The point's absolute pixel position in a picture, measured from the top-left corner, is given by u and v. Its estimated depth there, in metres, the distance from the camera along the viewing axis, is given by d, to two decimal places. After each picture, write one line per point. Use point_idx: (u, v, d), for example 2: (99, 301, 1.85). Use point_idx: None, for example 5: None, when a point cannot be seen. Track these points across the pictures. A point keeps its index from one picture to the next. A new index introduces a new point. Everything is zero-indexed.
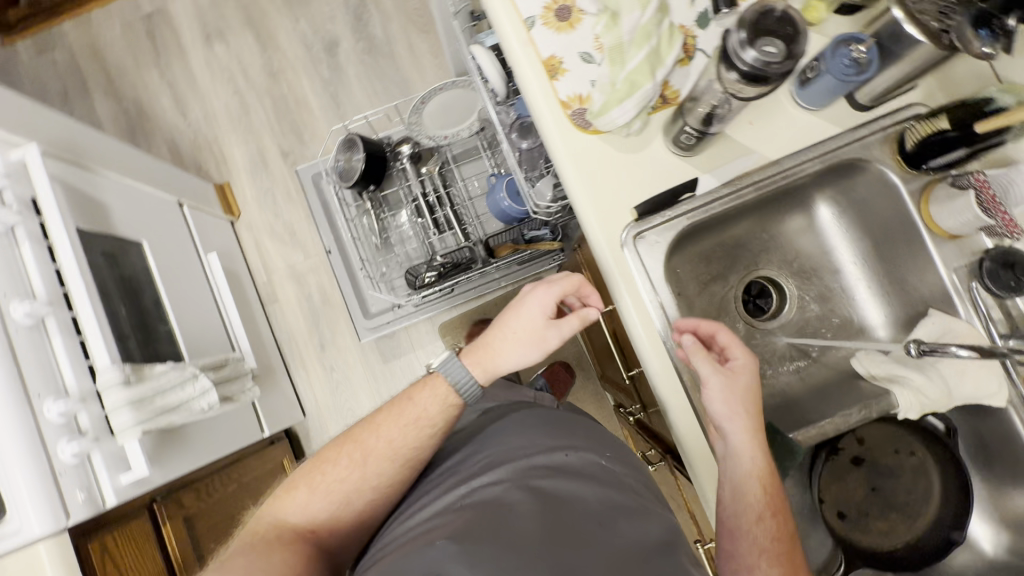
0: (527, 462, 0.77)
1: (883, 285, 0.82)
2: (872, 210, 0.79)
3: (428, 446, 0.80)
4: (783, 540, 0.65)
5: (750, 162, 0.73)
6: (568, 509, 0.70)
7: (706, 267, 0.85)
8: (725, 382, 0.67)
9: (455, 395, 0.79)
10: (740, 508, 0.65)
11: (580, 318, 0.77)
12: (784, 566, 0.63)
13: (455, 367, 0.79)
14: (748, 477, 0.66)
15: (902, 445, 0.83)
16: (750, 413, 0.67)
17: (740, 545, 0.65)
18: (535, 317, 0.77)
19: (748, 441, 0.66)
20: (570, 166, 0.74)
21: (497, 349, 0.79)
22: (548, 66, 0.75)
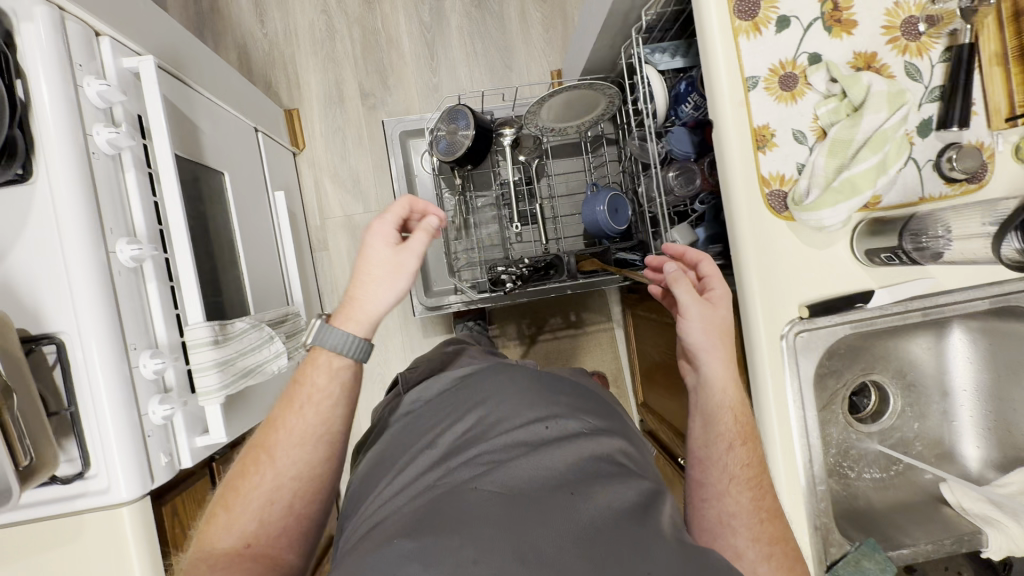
0: (501, 441, 0.68)
1: (988, 420, 0.85)
2: (1007, 351, 0.81)
3: (341, 419, 0.71)
4: (753, 466, 0.70)
5: (925, 286, 0.72)
6: (533, 483, 0.62)
7: (829, 362, 0.84)
8: (704, 312, 0.74)
9: (341, 359, 0.71)
10: (712, 438, 0.72)
11: (427, 232, 0.72)
12: (754, 490, 0.69)
13: (323, 334, 0.70)
14: (720, 407, 0.73)
15: (952, 563, 0.88)
16: (722, 341, 0.74)
17: (711, 475, 0.71)
18: (383, 253, 0.70)
19: (720, 369, 0.74)
20: (751, 244, 0.71)
21: (362, 299, 0.71)
22: (758, 135, 0.70)
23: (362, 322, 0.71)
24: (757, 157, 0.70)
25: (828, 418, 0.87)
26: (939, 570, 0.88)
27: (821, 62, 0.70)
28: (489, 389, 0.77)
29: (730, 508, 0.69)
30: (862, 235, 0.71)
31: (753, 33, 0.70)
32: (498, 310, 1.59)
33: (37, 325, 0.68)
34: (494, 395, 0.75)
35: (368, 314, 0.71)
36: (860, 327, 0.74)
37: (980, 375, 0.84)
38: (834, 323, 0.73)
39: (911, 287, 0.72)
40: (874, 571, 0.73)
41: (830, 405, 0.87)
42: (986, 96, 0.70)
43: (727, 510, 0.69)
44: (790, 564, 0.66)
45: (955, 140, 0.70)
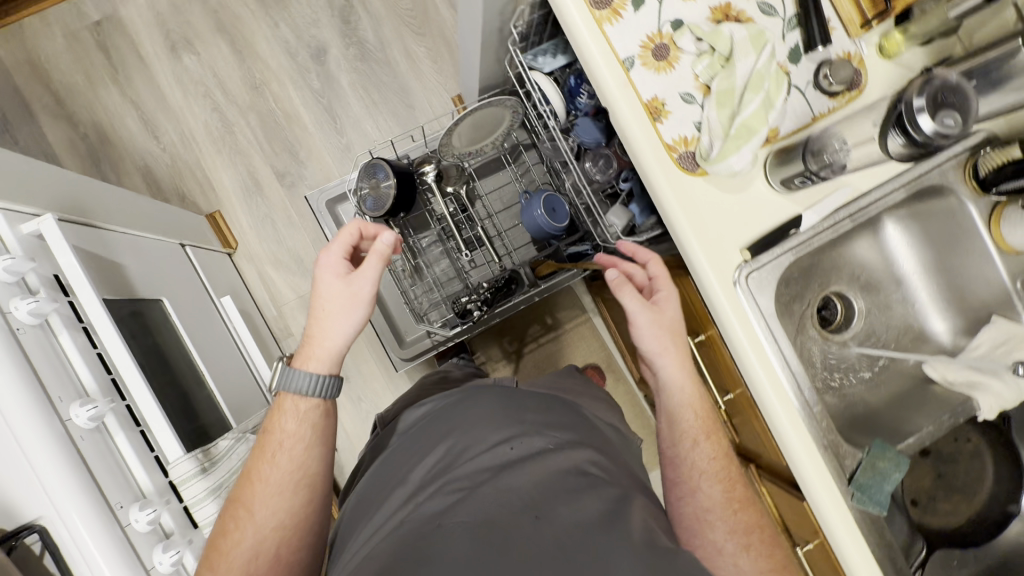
0: (467, 467, 0.73)
1: (943, 294, 0.89)
2: (936, 229, 0.85)
3: (315, 460, 0.78)
4: (716, 457, 0.79)
5: (843, 195, 0.76)
6: (501, 506, 0.67)
7: (787, 289, 0.87)
8: (652, 316, 0.81)
9: (307, 400, 0.79)
10: (678, 437, 0.80)
11: (377, 256, 0.80)
12: (723, 482, 0.77)
13: (290, 375, 0.78)
14: (682, 405, 0.81)
15: (960, 433, 0.93)
16: (675, 342, 0.81)
17: (682, 470, 0.79)
18: (337, 284, 0.79)
19: (677, 366, 0.81)
20: (678, 210, 0.74)
21: (324, 331, 0.79)
22: (651, 108, 0.74)
23: (326, 355, 0.79)
24: (656, 128, 0.73)
25: (803, 339, 0.90)
26: (950, 443, 0.93)
27: (684, 26, 0.74)
28: (454, 418, 0.81)
29: (703, 501, 0.76)
30: (773, 167, 0.74)
31: (615, 18, 0.73)
32: (477, 338, 1.59)
33: (12, 519, 0.65)
34: (459, 426, 0.80)
35: (330, 346, 0.79)
36: (803, 251, 0.76)
37: (923, 256, 0.88)
38: (778, 255, 0.75)
39: (832, 199, 0.76)
40: (889, 468, 0.75)
41: (801, 328, 0.90)
42: (838, 11, 0.75)
43: (704, 504, 0.76)
44: (763, 550, 0.73)
45: (825, 57, 0.75)
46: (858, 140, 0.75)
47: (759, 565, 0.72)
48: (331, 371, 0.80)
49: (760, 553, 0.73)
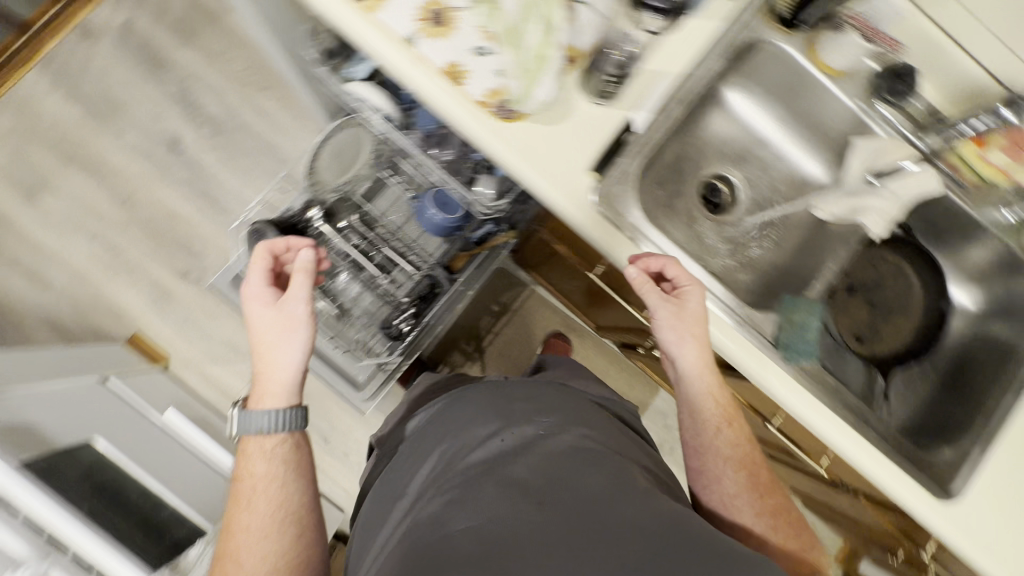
0: (462, 464, 0.73)
1: (807, 138, 0.90)
2: (774, 81, 0.86)
3: (295, 493, 0.78)
4: (741, 442, 0.77)
5: (665, 83, 0.77)
6: (502, 495, 0.65)
7: (663, 190, 0.88)
8: (673, 312, 0.75)
9: (273, 437, 0.78)
10: (702, 424, 0.78)
11: (302, 274, 0.82)
12: (747, 468, 0.77)
13: (249, 418, 0.77)
14: (703, 395, 0.78)
15: (877, 258, 0.94)
16: (701, 337, 0.75)
17: (707, 456, 0.77)
18: (269, 313, 0.80)
19: (701, 360, 0.76)
20: (516, 159, 0.73)
21: (271, 363, 0.79)
22: (450, 74, 0.73)
23: (281, 387, 0.78)
24: (462, 91, 0.73)
25: (698, 230, 0.90)
26: (869, 270, 0.93)
27: None
28: (443, 426, 0.82)
29: (730, 489, 0.75)
30: (583, 84, 0.75)
31: (380, 3, 0.73)
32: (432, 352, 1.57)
33: None
34: (448, 432, 0.80)
35: (282, 377, 0.79)
36: (649, 152, 0.76)
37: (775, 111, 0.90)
38: (623, 166, 0.75)
39: (654, 93, 0.77)
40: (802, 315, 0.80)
41: (691, 221, 0.91)
42: None
43: (735, 490, 0.75)
44: (789, 533, 0.75)
45: None
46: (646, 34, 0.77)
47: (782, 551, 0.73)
48: (292, 403, 0.79)
49: (787, 536, 0.74)
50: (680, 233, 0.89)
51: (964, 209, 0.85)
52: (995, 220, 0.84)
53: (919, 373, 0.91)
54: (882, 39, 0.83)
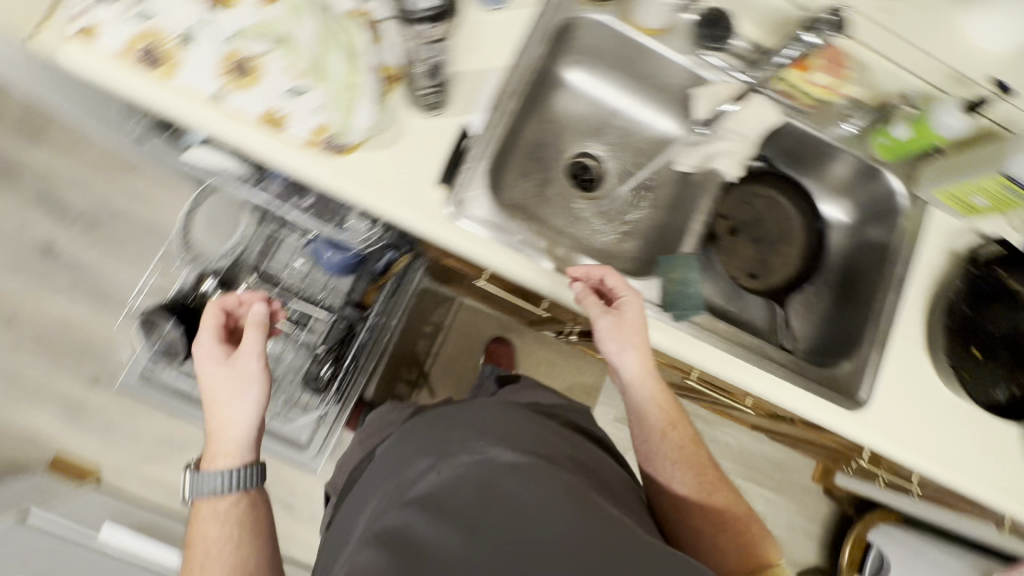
0: (394, 496, 0.64)
1: (654, 99, 0.92)
2: (605, 52, 0.87)
3: (256, 555, 0.70)
4: (692, 448, 0.78)
5: (493, 80, 0.77)
6: (428, 525, 0.56)
7: (529, 179, 0.89)
8: (615, 321, 0.76)
9: (225, 498, 0.71)
10: (647, 429, 0.78)
11: (255, 326, 0.77)
12: (694, 469, 0.77)
13: (200, 478, 0.70)
14: (648, 400, 0.79)
15: (749, 195, 0.96)
16: (644, 345, 0.77)
17: (656, 460, 0.78)
18: (220, 370, 0.74)
19: (643, 367, 0.77)
20: (360, 190, 0.71)
21: (224, 419, 0.72)
22: (270, 121, 0.69)
23: (235, 445, 0.72)
24: (287, 135, 0.70)
25: (575, 211, 0.91)
26: (744, 208, 0.96)
27: (236, 34, 0.65)
28: (384, 469, 0.74)
29: (680, 491, 0.75)
30: (409, 100, 0.74)
31: (171, 65, 0.66)
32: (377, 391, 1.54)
33: None
34: (386, 473, 0.72)
35: (236, 435, 0.72)
36: (491, 152, 0.75)
37: (617, 80, 0.91)
38: (468, 173, 0.74)
39: (484, 92, 0.77)
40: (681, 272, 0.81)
41: (565, 205, 0.91)
42: None
43: (692, 491, 0.75)
44: (737, 534, 0.73)
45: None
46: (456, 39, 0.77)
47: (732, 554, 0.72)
48: (247, 461, 0.73)
49: (735, 538, 0.73)
50: (558, 217, 0.90)
51: (811, 133, 0.88)
52: (839, 135, 0.87)
53: (814, 294, 0.95)
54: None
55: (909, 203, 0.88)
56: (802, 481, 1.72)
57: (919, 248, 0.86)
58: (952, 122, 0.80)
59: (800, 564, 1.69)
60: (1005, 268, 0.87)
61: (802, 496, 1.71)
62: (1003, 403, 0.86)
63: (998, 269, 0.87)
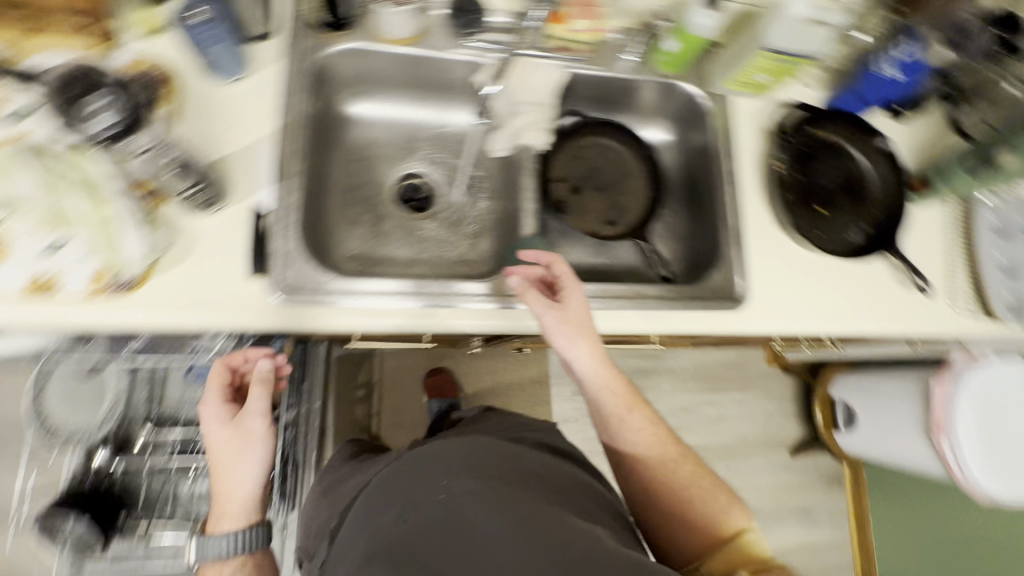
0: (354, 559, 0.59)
1: (447, 100, 0.90)
2: (378, 75, 0.85)
3: None
4: (651, 430, 0.76)
5: (265, 151, 0.73)
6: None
7: (359, 224, 0.86)
8: (560, 314, 0.75)
9: (227, 564, 0.69)
10: (608, 418, 0.76)
11: (259, 383, 0.75)
12: (657, 450, 0.74)
13: (205, 543, 0.69)
14: (601, 391, 0.76)
15: (576, 150, 0.98)
16: (592, 337, 0.75)
17: (621, 443, 0.76)
18: (226, 431, 0.73)
19: (595, 357, 0.75)
20: (173, 315, 0.66)
21: (226, 476, 0.71)
22: (39, 289, 0.62)
23: (238, 506, 0.71)
24: (64, 296, 0.63)
25: (418, 235, 0.89)
26: (576, 163, 0.97)
27: None
28: (344, 531, 0.68)
29: (644, 473, 0.74)
30: (184, 208, 0.69)
31: None
32: None
33: None
34: (345, 535, 0.67)
35: (240, 495, 0.71)
36: (295, 220, 0.72)
37: (404, 97, 0.89)
38: (281, 252, 0.70)
39: (263, 166, 0.72)
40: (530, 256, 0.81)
41: (408, 234, 0.89)
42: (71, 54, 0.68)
43: (653, 472, 0.73)
44: (701, 509, 0.69)
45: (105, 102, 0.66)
46: (207, 130, 0.72)
47: (694, 531, 0.68)
48: (250, 520, 0.72)
49: (699, 513, 0.69)
50: (403, 248, 0.88)
51: (600, 73, 0.89)
52: (626, 66, 0.90)
53: (669, 216, 0.98)
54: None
55: (710, 102, 0.91)
56: (760, 369, 1.80)
57: (735, 138, 0.90)
58: (705, 19, 0.78)
59: (790, 443, 1.77)
60: (813, 125, 0.92)
61: (766, 382, 1.80)
62: (862, 243, 0.89)
63: (807, 128, 0.92)
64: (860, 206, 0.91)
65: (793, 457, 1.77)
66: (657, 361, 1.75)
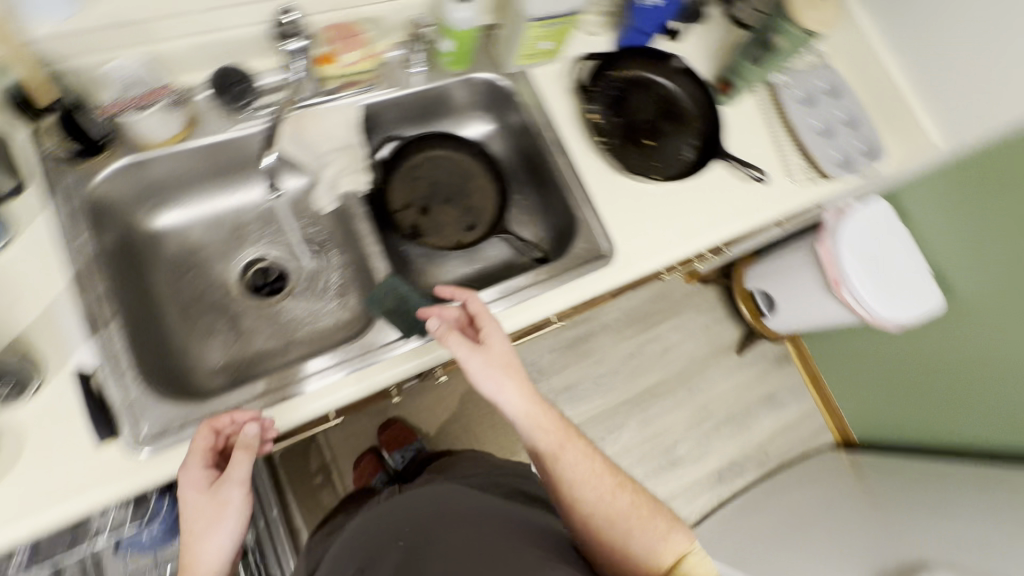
0: None
1: (255, 176, 0.86)
2: (168, 181, 0.79)
3: None
4: (589, 463, 0.74)
5: (67, 310, 0.67)
6: None
7: (214, 334, 0.81)
8: (484, 356, 0.71)
9: None
10: (545, 455, 0.74)
11: (242, 449, 0.61)
12: (600, 482, 0.73)
13: None
14: (536, 429, 0.73)
15: (409, 172, 0.95)
16: (521, 377, 0.73)
17: (560, 479, 0.73)
18: (201, 501, 0.60)
19: (524, 397, 0.73)
20: (29, 523, 0.60)
21: (193, 550, 0.58)
22: None
23: None
24: None
25: (282, 319, 0.85)
26: (414, 184, 0.95)
27: None
28: None
29: (585, 508, 0.72)
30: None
31: None
32: None
33: None
34: None
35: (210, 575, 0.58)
36: (126, 367, 0.65)
37: (208, 190, 0.84)
38: (124, 405, 0.64)
39: (70, 325, 0.66)
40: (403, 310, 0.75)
41: (274, 323, 0.84)
42: None
43: (595, 508, 0.72)
44: (645, 537, 0.70)
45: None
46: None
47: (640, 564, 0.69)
48: None
49: (642, 543, 0.70)
50: (270, 339, 0.83)
51: (395, 94, 0.87)
52: (417, 78, 0.88)
53: (523, 200, 0.99)
54: (151, 94, 0.70)
55: (510, 82, 0.92)
56: (682, 290, 1.88)
57: (546, 107, 0.91)
58: (465, 13, 0.78)
59: (734, 344, 1.87)
60: (611, 69, 0.95)
61: (692, 300, 1.88)
62: (695, 157, 0.95)
63: (606, 74, 0.95)
64: (681, 126, 0.97)
65: (742, 355, 1.86)
66: (591, 323, 1.79)
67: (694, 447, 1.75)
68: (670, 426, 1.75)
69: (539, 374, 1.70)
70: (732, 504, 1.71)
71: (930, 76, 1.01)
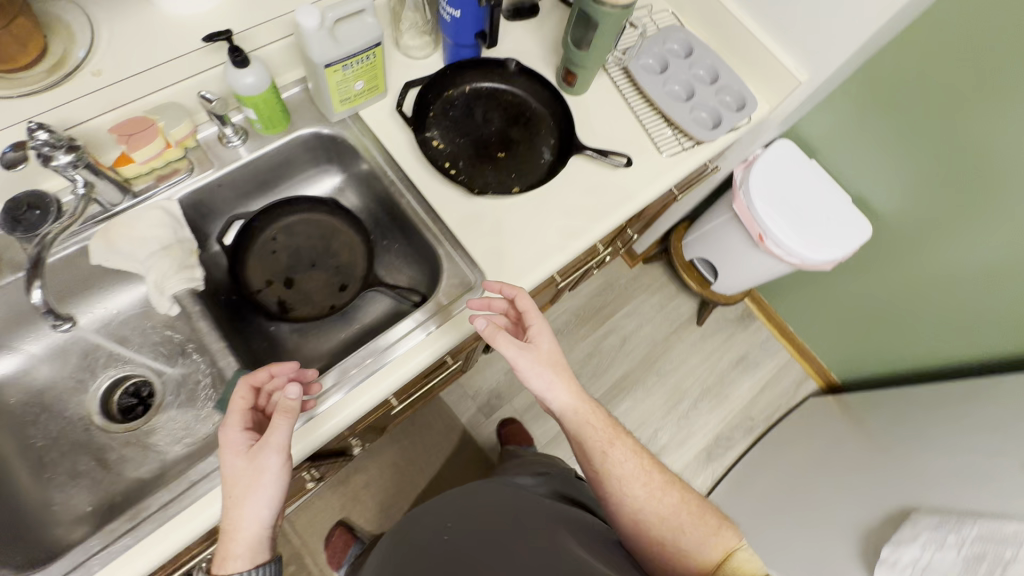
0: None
1: (88, 298, 0.80)
2: None
3: None
4: (636, 460, 0.71)
5: None
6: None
7: (79, 478, 0.74)
8: (531, 352, 0.71)
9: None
10: (592, 450, 0.71)
11: (281, 415, 0.60)
12: (647, 479, 0.70)
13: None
14: (584, 424, 0.72)
15: (267, 245, 0.90)
16: (568, 374, 0.72)
17: (607, 472, 0.70)
18: (240, 462, 0.59)
19: (573, 396, 0.72)
20: None
21: (232, 510, 0.59)
22: None
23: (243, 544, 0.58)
24: None
25: (153, 439, 0.79)
26: (273, 258, 0.89)
27: None
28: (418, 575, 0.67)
29: (630, 503, 0.69)
30: None
31: None
32: None
33: None
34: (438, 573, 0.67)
35: (250, 536, 0.58)
36: None
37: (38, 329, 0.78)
38: None
39: None
40: None
41: (145, 445, 0.78)
42: None
43: (638, 506, 0.68)
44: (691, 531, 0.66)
45: None
46: None
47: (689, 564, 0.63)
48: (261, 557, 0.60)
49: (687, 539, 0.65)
50: (143, 464, 0.77)
51: (217, 175, 0.82)
52: (238, 152, 0.83)
53: (393, 244, 0.93)
54: None
55: (340, 129, 0.87)
56: (627, 276, 1.82)
57: (384, 145, 0.87)
58: (249, 79, 0.73)
59: (693, 316, 1.81)
60: (444, 90, 0.91)
61: (640, 283, 1.82)
62: (553, 158, 0.90)
63: (441, 96, 0.90)
64: (532, 129, 0.92)
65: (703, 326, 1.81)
66: None
67: (675, 431, 1.69)
68: (647, 414, 1.69)
69: (499, 399, 1.63)
70: (727, 479, 1.64)
71: (779, 18, 0.95)
